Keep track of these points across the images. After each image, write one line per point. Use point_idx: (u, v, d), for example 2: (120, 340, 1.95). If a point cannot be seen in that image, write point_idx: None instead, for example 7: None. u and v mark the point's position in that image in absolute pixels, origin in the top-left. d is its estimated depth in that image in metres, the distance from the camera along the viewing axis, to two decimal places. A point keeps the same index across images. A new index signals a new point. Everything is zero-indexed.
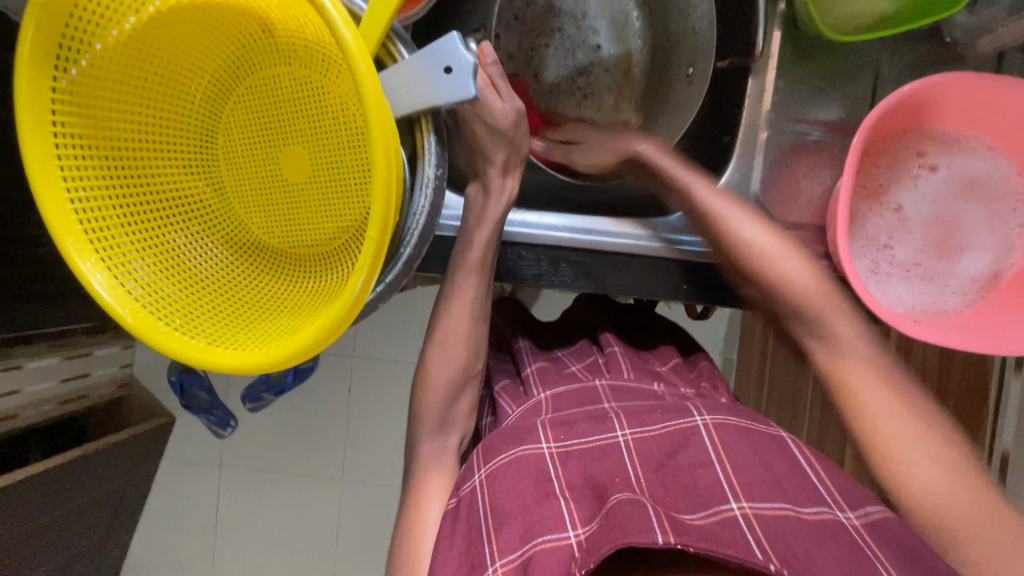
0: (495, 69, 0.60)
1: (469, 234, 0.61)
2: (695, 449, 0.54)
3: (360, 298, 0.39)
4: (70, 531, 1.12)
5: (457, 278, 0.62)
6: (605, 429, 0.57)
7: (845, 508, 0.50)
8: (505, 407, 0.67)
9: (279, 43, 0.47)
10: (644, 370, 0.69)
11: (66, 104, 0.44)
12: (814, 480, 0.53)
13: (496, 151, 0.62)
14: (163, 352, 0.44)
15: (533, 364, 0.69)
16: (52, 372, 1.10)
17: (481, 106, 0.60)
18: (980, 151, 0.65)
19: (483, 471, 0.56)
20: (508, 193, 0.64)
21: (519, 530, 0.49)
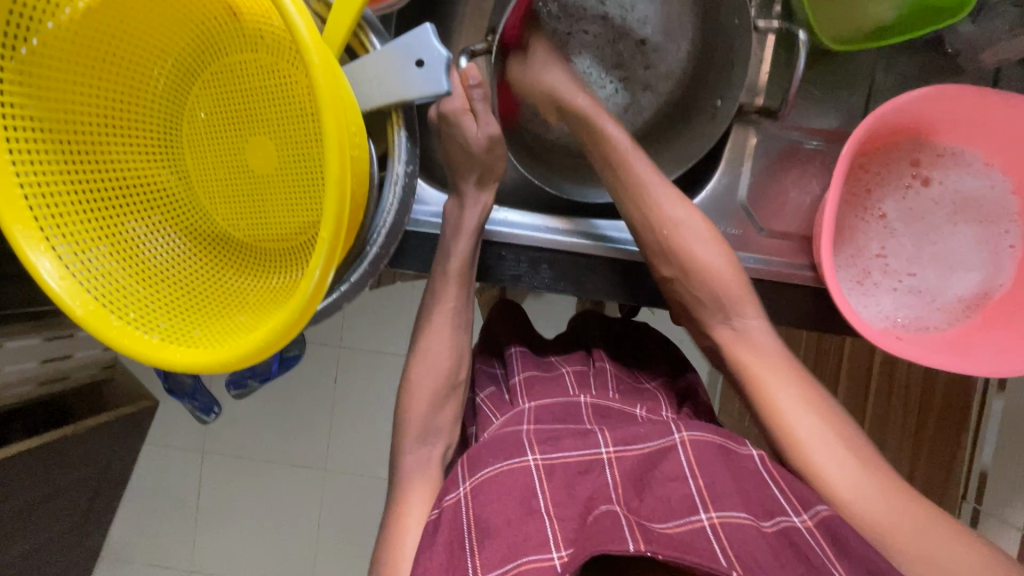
0: (477, 92, 0.61)
1: (447, 244, 0.61)
2: (669, 464, 0.52)
3: (315, 299, 0.37)
4: (47, 515, 1.11)
5: (438, 286, 0.62)
6: (590, 445, 0.54)
7: (799, 510, 0.48)
8: (488, 415, 0.65)
9: (244, 27, 0.45)
10: (629, 389, 0.66)
11: (17, 84, 0.42)
12: (771, 484, 0.50)
13: (468, 170, 0.62)
14: (115, 346, 0.43)
15: (522, 372, 0.67)
16: (31, 354, 1.06)
17: (456, 131, 0.61)
18: (982, 165, 0.63)
19: (468, 483, 0.53)
20: (484, 206, 0.63)
21: (503, 548, 0.48)
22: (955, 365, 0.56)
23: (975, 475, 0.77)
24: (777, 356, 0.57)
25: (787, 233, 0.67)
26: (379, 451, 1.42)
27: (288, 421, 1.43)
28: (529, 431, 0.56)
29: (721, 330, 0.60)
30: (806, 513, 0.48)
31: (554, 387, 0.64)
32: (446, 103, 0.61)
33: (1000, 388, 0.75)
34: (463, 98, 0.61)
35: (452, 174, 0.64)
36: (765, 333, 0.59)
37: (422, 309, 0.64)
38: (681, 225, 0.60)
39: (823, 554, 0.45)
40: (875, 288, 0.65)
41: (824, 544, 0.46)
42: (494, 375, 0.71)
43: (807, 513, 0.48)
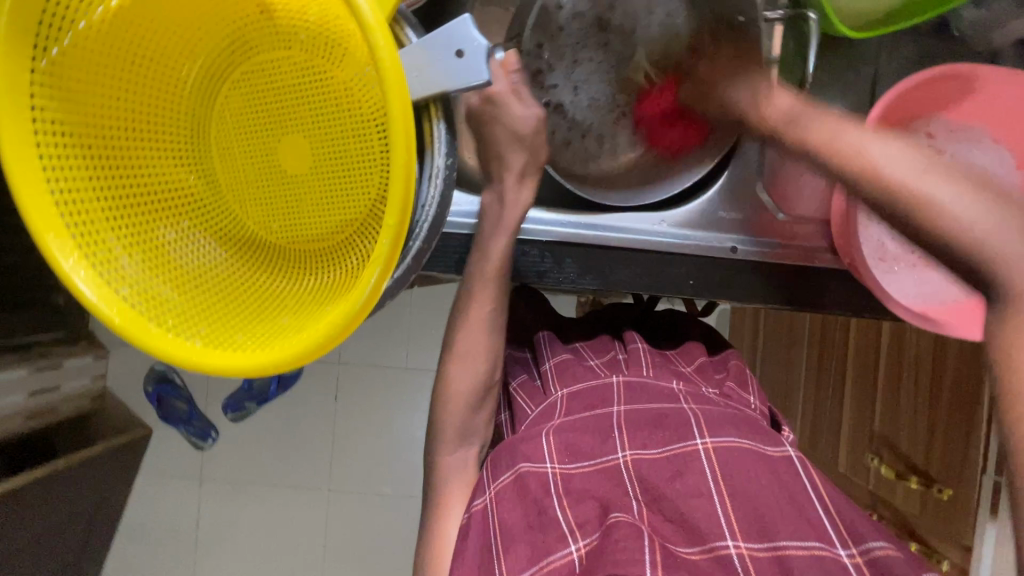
0: (518, 76, 0.56)
1: (485, 244, 0.59)
2: (694, 476, 0.52)
3: (374, 294, 0.37)
4: (43, 552, 1.06)
5: (474, 287, 0.59)
6: (606, 450, 0.55)
7: (849, 543, 0.50)
8: (522, 406, 0.64)
9: (278, 24, 0.44)
10: (667, 368, 0.64)
11: (45, 87, 0.41)
12: (810, 489, 0.52)
13: (513, 157, 0.58)
14: (155, 354, 0.41)
15: (552, 358, 0.65)
16: (17, 386, 1.01)
17: (499, 109, 0.56)
18: (985, 143, 0.65)
19: (492, 489, 0.55)
20: (523, 204, 0.59)
21: (525, 552, 0.51)
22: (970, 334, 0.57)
23: None
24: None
25: (805, 215, 0.69)
26: (385, 467, 1.39)
27: (290, 441, 1.39)
28: (551, 427, 0.56)
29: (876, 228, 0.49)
30: (857, 548, 0.49)
31: (586, 375, 0.62)
32: (488, 85, 0.55)
33: None
34: (506, 80, 0.56)
35: (491, 160, 0.59)
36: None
37: (454, 310, 0.61)
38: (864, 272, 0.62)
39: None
40: (893, 263, 0.67)
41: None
42: (525, 360, 0.70)
43: (857, 549, 0.49)
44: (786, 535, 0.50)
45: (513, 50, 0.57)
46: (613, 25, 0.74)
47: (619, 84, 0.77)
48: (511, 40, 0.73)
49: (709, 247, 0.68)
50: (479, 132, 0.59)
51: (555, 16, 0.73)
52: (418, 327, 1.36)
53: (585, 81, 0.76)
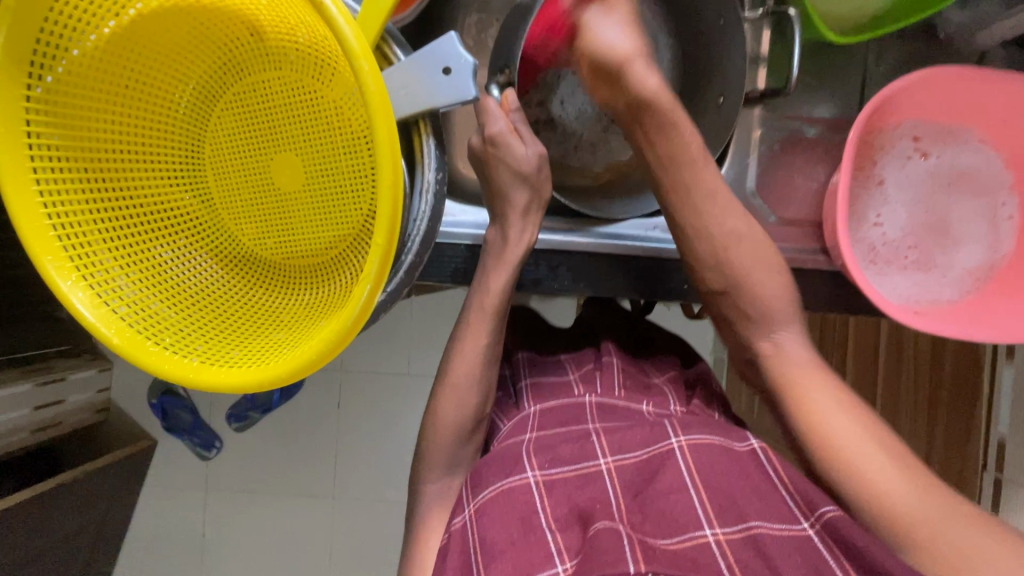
0: (517, 115, 0.60)
1: (487, 276, 0.60)
2: (671, 474, 0.52)
3: (365, 310, 0.38)
4: (51, 564, 1.07)
5: (471, 317, 0.60)
6: (586, 457, 0.55)
7: (807, 512, 0.49)
8: (500, 424, 0.66)
9: (268, 46, 0.45)
10: (637, 385, 0.66)
11: (41, 113, 0.42)
12: (778, 485, 0.51)
13: (517, 194, 0.59)
14: (153, 373, 0.42)
15: (528, 376, 0.67)
16: (23, 400, 1.01)
17: (503, 148, 0.57)
18: (972, 143, 0.66)
19: (471, 505, 0.54)
20: (528, 240, 0.60)
21: (508, 568, 0.49)
22: (970, 335, 0.58)
23: (994, 442, 0.78)
24: (808, 363, 0.57)
25: (797, 219, 0.70)
26: (388, 474, 1.40)
27: (294, 450, 1.39)
28: (529, 443, 0.57)
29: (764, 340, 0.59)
30: (813, 516, 0.49)
31: (561, 390, 0.64)
32: (489, 126, 0.57)
33: (1008, 356, 0.76)
34: (506, 119, 0.58)
35: (495, 200, 0.60)
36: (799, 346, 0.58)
37: (452, 337, 0.62)
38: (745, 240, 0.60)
39: (836, 561, 0.47)
40: (886, 265, 0.67)
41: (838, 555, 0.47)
42: (504, 378, 0.71)
43: (815, 517, 0.49)
44: (758, 518, 0.50)
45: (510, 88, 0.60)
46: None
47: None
48: (500, 73, 0.65)
49: None
50: (484, 175, 0.60)
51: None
52: (418, 334, 1.37)
53: (571, 92, 0.74)
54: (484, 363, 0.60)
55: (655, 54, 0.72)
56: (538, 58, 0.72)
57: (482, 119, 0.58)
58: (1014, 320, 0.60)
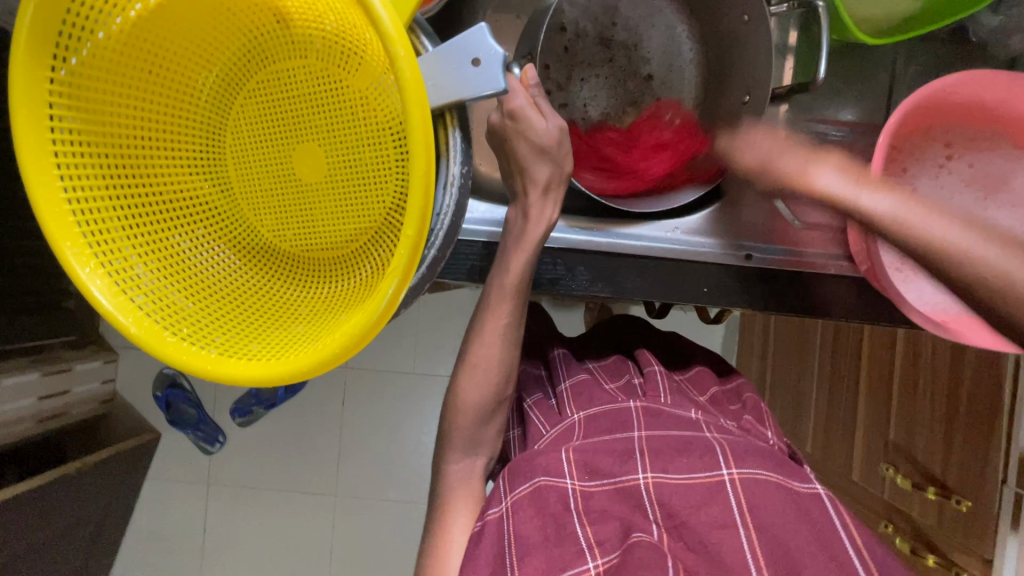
0: (536, 90, 0.56)
1: (505, 259, 0.57)
2: (718, 508, 0.51)
3: (390, 305, 0.37)
4: (53, 555, 1.06)
5: (489, 304, 0.57)
6: (628, 471, 0.54)
7: (870, 573, 0.49)
8: (536, 423, 0.63)
9: (294, 34, 0.44)
10: (682, 396, 0.64)
11: (64, 96, 0.41)
12: (841, 532, 0.51)
13: (537, 170, 0.55)
14: (171, 363, 0.41)
15: (569, 380, 0.65)
16: (28, 389, 1.01)
17: (522, 122, 0.53)
18: (1006, 150, 0.64)
19: (507, 500, 0.53)
20: (548, 218, 0.57)
21: (541, 563, 0.49)
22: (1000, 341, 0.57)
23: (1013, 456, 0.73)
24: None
25: (820, 223, 0.68)
26: (392, 473, 1.39)
27: (299, 447, 1.39)
28: (572, 448, 0.55)
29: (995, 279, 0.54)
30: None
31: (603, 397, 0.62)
32: (508, 100, 0.53)
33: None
34: (525, 93, 0.54)
35: (514, 174, 0.57)
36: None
37: (470, 323, 0.60)
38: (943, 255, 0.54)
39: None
40: (914, 272, 0.65)
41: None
42: (541, 379, 0.70)
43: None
44: (812, 569, 0.48)
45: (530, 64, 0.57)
46: (616, 42, 0.76)
47: (631, 98, 0.77)
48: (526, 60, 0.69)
49: (721, 255, 0.67)
50: (502, 150, 0.57)
51: (560, 38, 0.74)
52: (427, 333, 1.37)
53: (592, 96, 0.76)
54: (500, 362, 0.59)
55: (668, 66, 0.77)
56: (561, 66, 0.75)
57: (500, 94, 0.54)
58: None
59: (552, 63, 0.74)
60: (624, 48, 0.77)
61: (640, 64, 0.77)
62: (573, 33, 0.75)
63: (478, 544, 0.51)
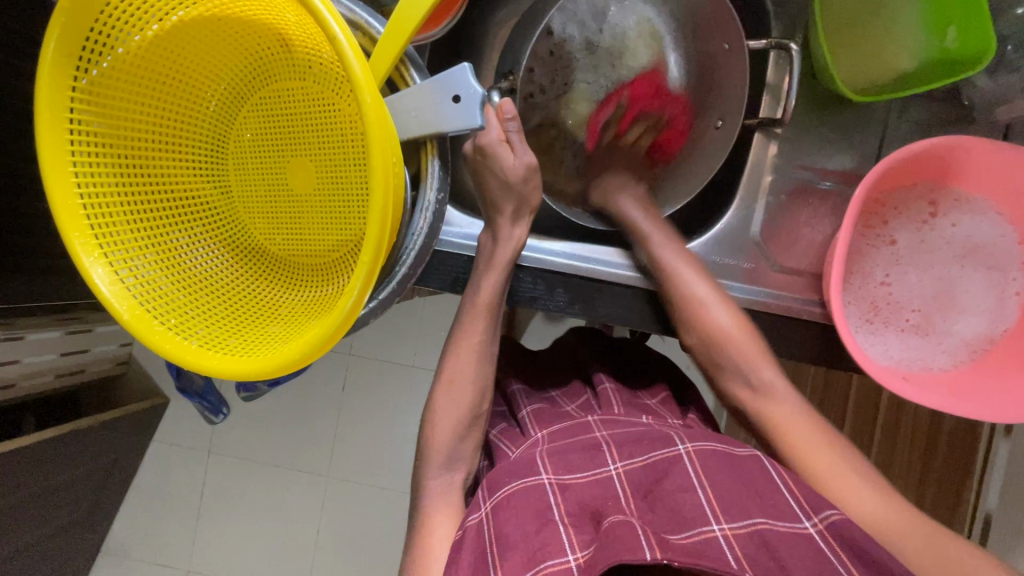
0: (512, 125, 0.58)
1: (477, 280, 0.62)
2: (678, 476, 0.53)
3: (350, 315, 0.40)
4: (58, 503, 1.12)
5: (464, 321, 0.62)
6: (597, 463, 0.56)
7: (810, 514, 0.49)
8: (504, 449, 0.65)
9: (295, 57, 0.48)
10: (635, 407, 0.68)
11: (85, 102, 0.46)
12: (783, 490, 0.50)
13: (503, 202, 0.62)
14: (156, 351, 0.45)
15: (528, 407, 0.69)
16: (51, 346, 1.08)
17: (491, 159, 0.60)
18: (987, 214, 0.65)
19: (488, 503, 0.54)
20: (517, 240, 0.63)
21: (523, 557, 0.48)
22: (958, 407, 0.57)
23: (980, 520, 0.76)
24: (790, 401, 0.61)
25: (799, 268, 0.69)
26: (381, 460, 1.44)
27: (294, 426, 1.44)
28: (543, 449, 0.58)
29: (686, 330, 0.64)
30: (816, 517, 0.48)
31: (562, 416, 0.66)
32: (482, 136, 0.59)
33: (1006, 432, 0.75)
34: (499, 129, 0.59)
35: (486, 203, 0.63)
36: (781, 381, 0.61)
37: (450, 335, 0.64)
38: (676, 269, 0.64)
39: (839, 560, 0.46)
40: (881, 326, 0.67)
41: (838, 550, 0.46)
42: (504, 413, 0.73)
43: (817, 518, 0.48)
44: (761, 514, 0.49)
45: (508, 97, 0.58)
46: (601, 48, 0.78)
47: (613, 104, 0.79)
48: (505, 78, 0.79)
49: None
50: (477, 179, 0.63)
51: (547, 42, 0.78)
52: (425, 331, 1.41)
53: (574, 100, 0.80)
54: (472, 373, 0.62)
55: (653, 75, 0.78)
56: (546, 70, 0.79)
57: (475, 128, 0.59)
58: (1003, 398, 0.59)
59: (537, 67, 0.79)
60: (609, 54, 0.79)
61: (624, 70, 0.79)
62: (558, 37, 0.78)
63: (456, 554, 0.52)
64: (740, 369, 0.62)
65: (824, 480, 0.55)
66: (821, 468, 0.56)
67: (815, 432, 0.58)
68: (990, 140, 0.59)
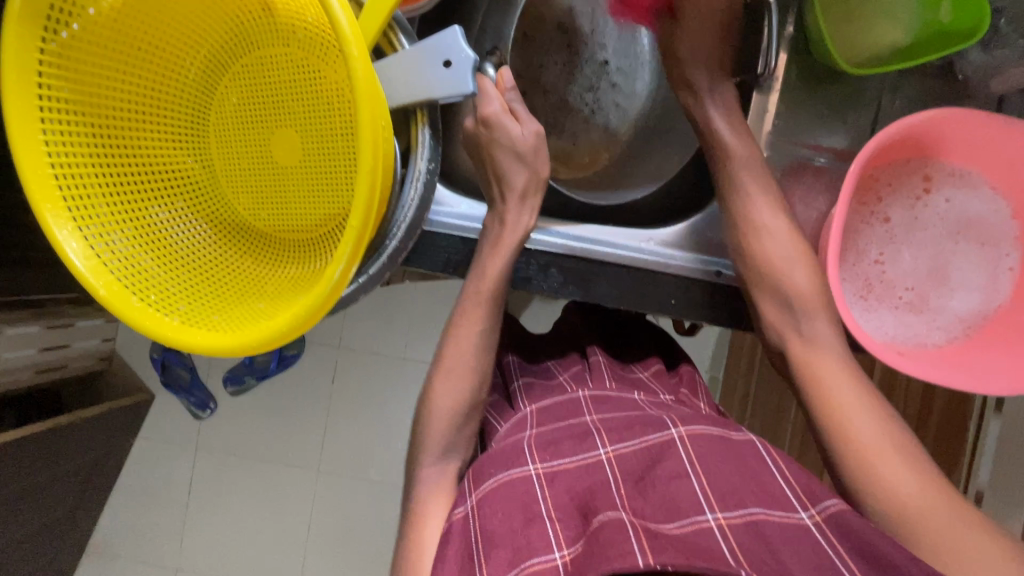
0: (512, 94, 0.62)
1: (482, 263, 0.60)
2: (671, 462, 0.51)
3: (339, 287, 0.39)
4: (38, 503, 1.09)
5: (466, 305, 0.61)
6: (586, 448, 0.55)
7: (807, 504, 0.47)
8: (493, 422, 0.67)
9: (278, 22, 0.46)
10: (625, 381, 0.67)
11: (54, 67, 0.43)
12: (778, 478, 0.50)
13: (516, 176, 0.62)
14: (135, 328, 0.43)
15: (522, 379, 0.69)
16: (32, 340, 1.03)
17: (499, 130, 0.60)
18: (981, 189, 0.65)
19: (474, 497, 0.53)
20: (524, 225, 0.62)
21: (507, 555, 0.47)
22: (956, 382, 0.57)
23: (971, 495, 0.77)
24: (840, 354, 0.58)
25: None
26: (373, 451, 1.42)
27: (285, 419, 1.42)
28: (531, 437, 0.57)
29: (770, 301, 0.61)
30: (814, 507, 0.47)
31: (553, 391, 0.65)
32: (485, 106, 0.60)
33: (997, 409, 0.75)
34: (500, 100, 0.61)
35: (493, 182, 0.63)
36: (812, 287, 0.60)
37: (447, 327, 0.63)
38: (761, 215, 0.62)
39: (833, 550, 0.44)
40: (876, 303, 0.67)
41: (835, 542, 0.45)
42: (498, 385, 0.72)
43: (815, 509, 0.47)
44: (756, 505, 0.48)
45: (506, 67, 0.63)
46: (574, 29, 0.82)
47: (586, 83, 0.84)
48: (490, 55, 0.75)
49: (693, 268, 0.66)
50: (480, 158, 0.63)
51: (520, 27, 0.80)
52: (417, 320, 1.39)
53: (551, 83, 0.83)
54: (465, 356, 0.60)
55: (622, 53, 0.83)
56: (522, 55, 0.81)
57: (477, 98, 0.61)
58: (998, 371, 0.59)
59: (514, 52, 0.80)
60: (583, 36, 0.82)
61: (597, 50, 0.83)
62: (534, 20, 0.81)
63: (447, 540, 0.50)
64: (795, 316, 0.60)
65: (859, 435, 0.52)
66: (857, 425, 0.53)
67: (858, 387, 0.55)
68: (985, 114, 0.59)
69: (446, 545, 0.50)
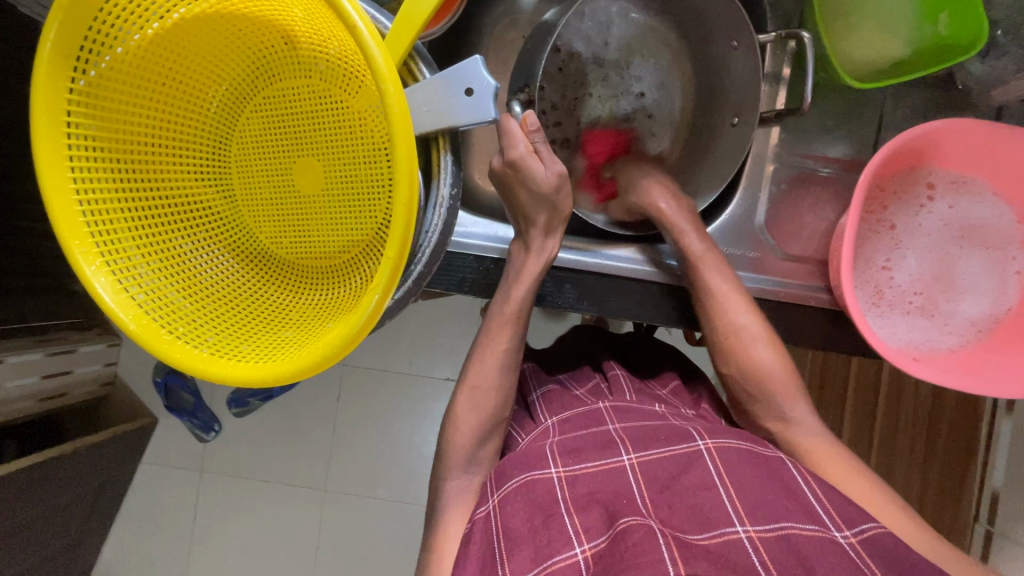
0: (539, 136, 0.58)
1: (506, 290, 0.61)
2: (698, 473, 0.51)
3: (373, 316, 0.39)
4: (44, 532, 1.08)
5: (491, 327, 0.62)
6: (610, 454, 0.54)
7: (841, 525, 0.47)
8: (517, 436, 0.66)
9: (300, 55, 0.47)
10: (646, 394, 0.67)
11: (81, 105, 0.44)
12: (812, 499, 0.49)
13: (539, 213, 0.61)
14: (165, 361, 0.43)
15: (541, 389, 0.69)
16: (34, 368, 0.99)
17: (523, 171, 0.59)
18: (985, 196, 0.66)
19: (495, 497, 0.53)
20: (549, 252, 0.63)
21: (530, 552, 0.48)
22: (970, 385, 0.58)
23: (987, 495, 0.77)
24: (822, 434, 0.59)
25: (803, 255, 0.70)
26: (381, 470, 1.41)
27: (289, 438, 1.41)
28: (554, 444, 0.56)
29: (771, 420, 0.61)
30: (849, 529, 0.47)
31: (572, 403, 0.65)
32: (511, 150, 0.58)
33: (1008, 410, 0.76)
34: (527, 141, 0.58)
35: (518, 217, 0.63)
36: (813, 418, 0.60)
37: (471, 348, 0.63)
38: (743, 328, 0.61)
39: (869, 570, 0.45)
40: (889, 309, 0.68)
41: (869, 561, 0.45)
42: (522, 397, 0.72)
43: (850, 531, 0.47)
44: (790, 518, 0.47)
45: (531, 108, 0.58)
46: (608, 62, 0.78)
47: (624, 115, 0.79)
48: (521, 91, 0.71)
49: None
50: (506, 194, 0.62)
51: (556, 59, 0.76)
52: (424, 336, 1.39)
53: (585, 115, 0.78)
54: (486, 373, 0.61)
55: (659, 86, 0.79)
56: (555, 87, 0.77)
57: (504, 141, 0.58)
58: (1009, 374, 0.60)
59: (547, 85, 0.76)
60: (617, 68, 0.79)
61: (632, 83, 0.79)
62: (568, 54, 0.77)
63: (472, 557, 0.50)
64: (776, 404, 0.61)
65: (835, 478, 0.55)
66: (829, 471, 0.56)
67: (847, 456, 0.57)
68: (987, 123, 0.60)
69: (473, 565, 0.50)
